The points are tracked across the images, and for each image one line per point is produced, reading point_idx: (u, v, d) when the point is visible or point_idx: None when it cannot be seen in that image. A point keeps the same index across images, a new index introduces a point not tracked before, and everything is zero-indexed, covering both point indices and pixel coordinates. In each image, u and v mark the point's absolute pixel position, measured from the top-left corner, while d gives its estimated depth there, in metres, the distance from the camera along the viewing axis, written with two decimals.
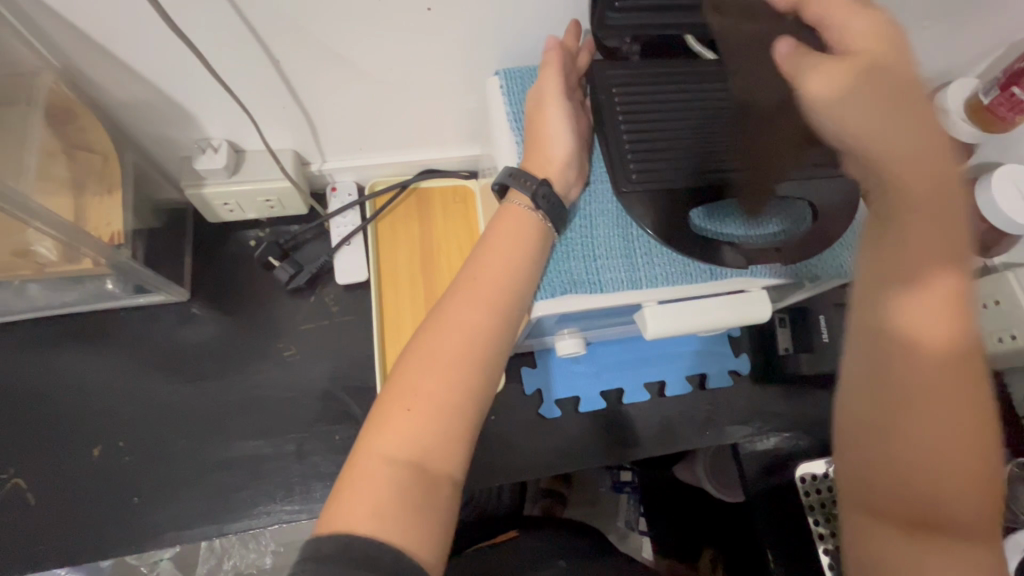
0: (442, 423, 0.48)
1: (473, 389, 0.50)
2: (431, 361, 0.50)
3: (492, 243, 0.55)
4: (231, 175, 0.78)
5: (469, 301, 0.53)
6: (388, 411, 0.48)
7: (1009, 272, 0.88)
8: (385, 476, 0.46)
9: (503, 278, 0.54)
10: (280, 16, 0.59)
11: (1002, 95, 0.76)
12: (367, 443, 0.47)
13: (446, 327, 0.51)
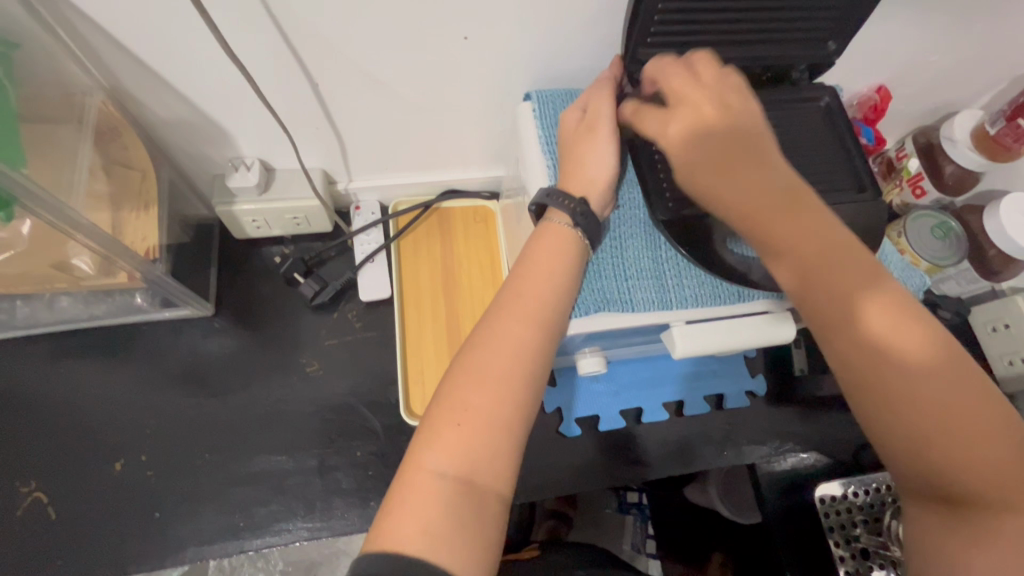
0: (490, 436, 0.49)
1: (518, 402, 0.52)
2: (478, 376, 0.52)
3: (533, 261, 0.58)
4: (262, 192, 0.80)
5: (511, 317, 0.55)
6: (437, 426, 0.50)
7: (1017, 296, 0.91)
8: (436, 490, 0.47)
9: (544, 296, 0.56)
10: (322, 39, 0.61)
11: (1007, 125, 0.80)
12: (417, 457, 0.49)
13: (490, 343, 0.53)
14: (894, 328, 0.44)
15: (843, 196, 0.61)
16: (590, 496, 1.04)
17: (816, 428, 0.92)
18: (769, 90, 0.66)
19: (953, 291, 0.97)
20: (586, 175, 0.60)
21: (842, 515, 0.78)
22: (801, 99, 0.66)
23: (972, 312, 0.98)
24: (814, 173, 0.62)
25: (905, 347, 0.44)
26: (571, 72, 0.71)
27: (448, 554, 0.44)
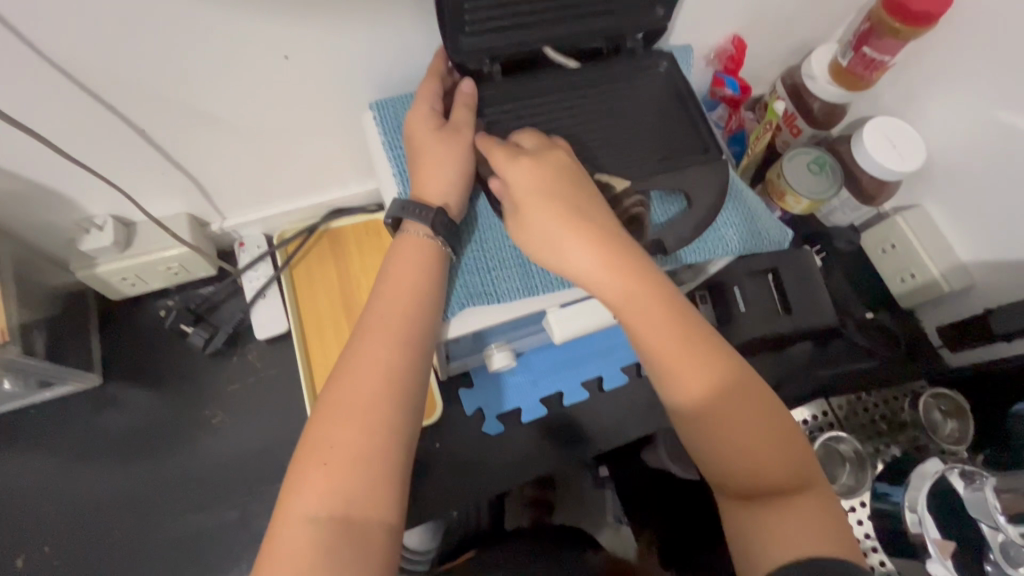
0: (364, 470, 0.48)
1: (392, 428, 0.50)
2: (343, 411, 0.50)
3: (392, 280, 0.55)
4: (123, 250, 0.76)
5: (376, 341, 0.53)
6: (304, 468, 0.48)
7: (896, 217, 0.95)
8: (307, 536, 0.46)
9: (405, 312, 0.54)
10: (128, 84, 0.58)
11: (856, 56, 0.83)
12: (288, 505, 0.47)
13: (354, 373, 0.51)
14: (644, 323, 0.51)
15: (685, 160, 0.60)
16: (566, 476, 1.02)
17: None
18: (605, 64, 0.65)
19: (845, 221, 1.00)
20: (432, 176, 0.57)
21: None
22: (639, 70, 0.65)
23: (864, 236, 1.01)
24: (653, 143, 0.61)
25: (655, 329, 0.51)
26: (411, 72, 0.68)
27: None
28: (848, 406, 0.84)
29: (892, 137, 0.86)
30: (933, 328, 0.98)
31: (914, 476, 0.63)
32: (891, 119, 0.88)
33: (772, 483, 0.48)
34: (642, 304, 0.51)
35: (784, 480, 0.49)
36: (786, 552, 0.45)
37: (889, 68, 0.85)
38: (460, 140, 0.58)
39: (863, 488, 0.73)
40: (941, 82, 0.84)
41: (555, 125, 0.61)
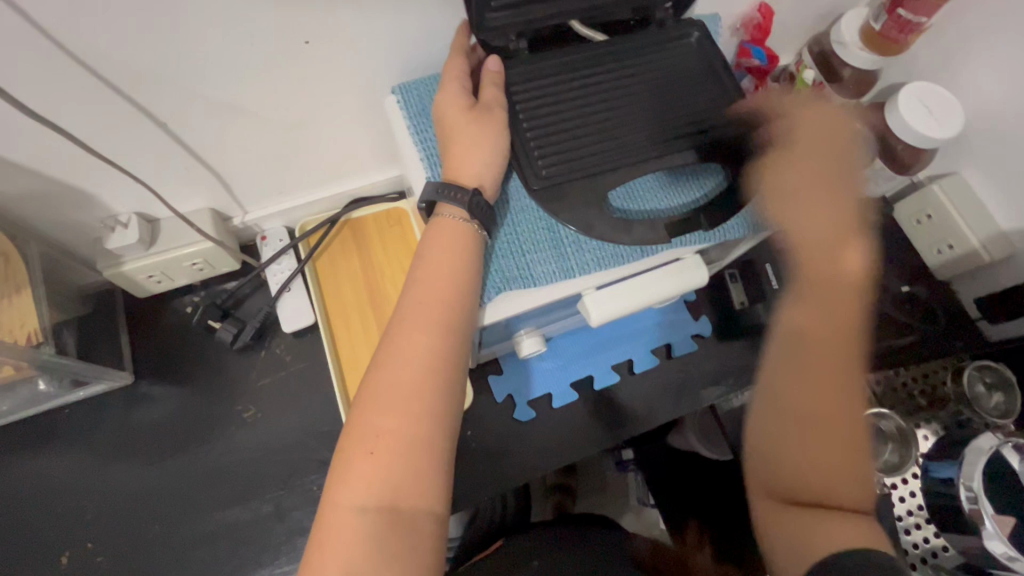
0: (409, 459, 0.48)
1: (436, 416, 0.50)
2: (386, 400, 0.49)
3: (429, 265, 0.54)
4: (148, 247, 0.76)
5: (415, 328, 0.52)
6: (349, 458, 0.48)
7: (931, 186, 0.92)
8: (356, 526, 0.46)
9: (444, 298, 0.53)
10: (150, 76, 0.57)
11: (890, 18, 0.79)
12: (335, 495, 0.47)
13: (396, 361, 0.51)
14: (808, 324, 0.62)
15: (719, 136, 0.59)
16: (589, 462, 1.01)
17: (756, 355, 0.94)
18: (633, 36, 0.62)
19: (876, 193, 0.97)
20: (462, 157, 0.56)
21: None
22: (667, 42, 0.62)
23: (896, 209, 0.98)
24: (687, 117, 0.59)
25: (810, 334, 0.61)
26: (433, 53, 0.66)
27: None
28: None
29: (928, 103, 0.83)
30: (969, 300, 0.95)
31: (968, 452, 0.61)
32: (931, 84, 0.84)
33: (833, 496, 0.56)
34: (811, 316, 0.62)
35: (838, 497, 0.56)
36: (829, 543, 0.52)
37: (925, 29, 0.81)
38: (490, 121, 0.56)
39: (907, 465, 0.72)
40: (982, 43, 0.80)
41: (583, 102, 0.59)
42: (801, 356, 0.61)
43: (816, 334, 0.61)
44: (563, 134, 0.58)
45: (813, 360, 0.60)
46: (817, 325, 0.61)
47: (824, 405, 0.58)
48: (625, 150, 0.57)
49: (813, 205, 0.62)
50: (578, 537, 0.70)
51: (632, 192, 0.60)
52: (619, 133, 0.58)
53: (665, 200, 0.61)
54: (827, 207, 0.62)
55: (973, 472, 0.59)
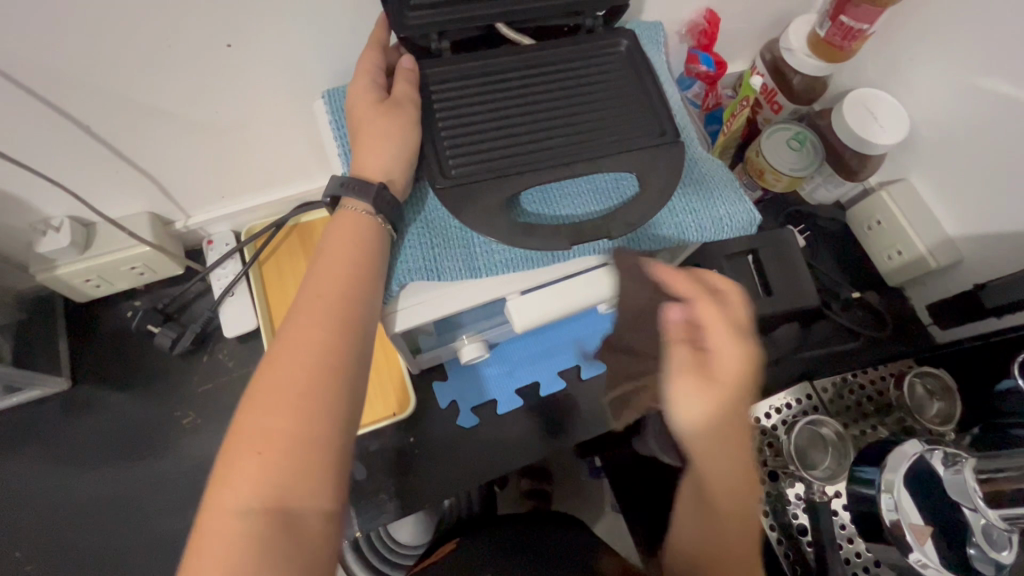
0: (299, 457, 0.45)
1: (331, 412, 0.47)
2: (277, 396, 0.47)
3: (330, 260, 0.53)
4: (83, 251, 0.75)
5: (312, 322, 0.50)
6: (234, 459, 0.45)
7: (882, 191, 0.92)
8: (238, 531, 0.43)
9: (343, 293, 0.52)
10: (63, 78, 0.56)
11: (833, 25, 0.79)
12: (216, 499, 0.44)
13: (288, 356, 0.48)
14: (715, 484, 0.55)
15: (634, 141, 0.57)
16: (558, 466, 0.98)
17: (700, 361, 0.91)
18: (565, 43, 0.62)
19: (830, 198, 0.98)
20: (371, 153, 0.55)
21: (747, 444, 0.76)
22: (597, 51, 0.62)
23: (850, 213, 0.98)
24: (607, 126, 0.58)
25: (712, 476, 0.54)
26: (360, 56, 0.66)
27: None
28: (833, 390, 0.80)
29: (873, 109, 0.83)
30: (922, 306, 0.95)
31: (893, 456, 0.60)
32: (876, 90, 0.85)
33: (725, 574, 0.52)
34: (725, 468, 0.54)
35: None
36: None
37: (869, 36, 0.81)
38: (402, 119, 0.55)
39: (841, 474, 0.73)
40: (928, 49, 0.80)
41: (504, 107, 0.58)
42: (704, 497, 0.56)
43: (725, 483, 0.54)
44: (475, 135, 0.57)
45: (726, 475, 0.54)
46: (721, 478, 0.54)
47: (739, 503, 0.55)
48: (540, 152, 0.56)
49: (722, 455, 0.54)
50: (533, 534, 0.65)
51: (549, 196, 0.60)
52: (533, 138, 0.57)
53: (581, 206, 0.59)
54: (732, 474, 0.54)
55: (895, 477, 0.59)
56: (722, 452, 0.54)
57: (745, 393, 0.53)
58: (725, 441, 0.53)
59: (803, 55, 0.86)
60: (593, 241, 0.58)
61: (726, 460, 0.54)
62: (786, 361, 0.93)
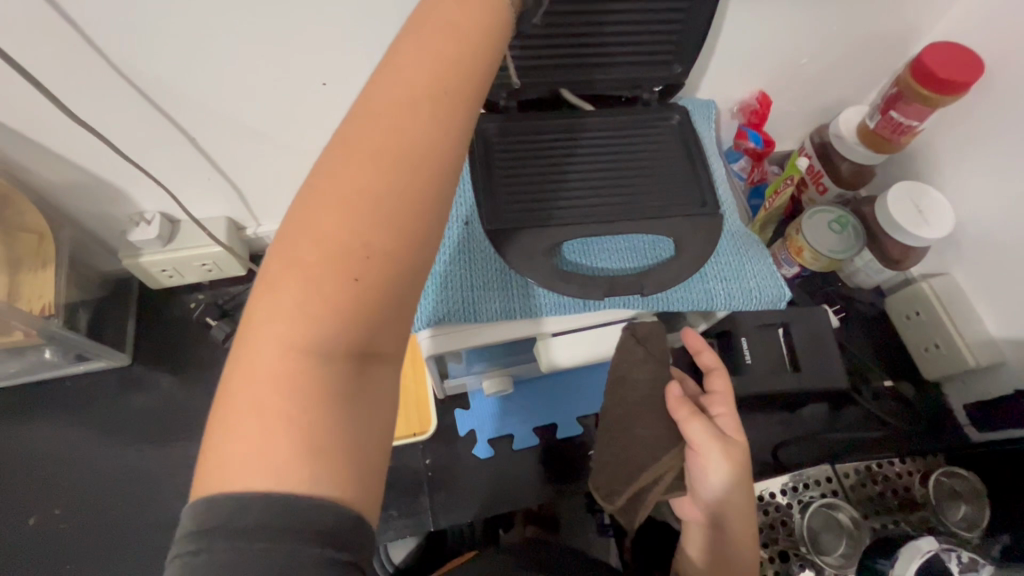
0: (372, 295, 0.29)
1: (414, 249, 0.31)
2: (363, 207, 0.30)
3: (433, 54, 0.33)
4: (166, 244, 0.84)
5: (419, 126, 0.31)
6: (291, 276, 0.29)
7: (923, 283, 0.92)
8: (297, 379, 0.28)
9: (462, 104, 0.33)
10: (183, 95, 0.65)
11: (883, 118, 0.82)
12: (262, 326, 0.28)
13: (382, 161, 0.30)
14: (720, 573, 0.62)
15: (674, 206, 0.61)
16: (569, 517, 0.90)
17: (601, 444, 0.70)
18: (621, 110, 0.68)
19: (869, 284, 0.98)
20: (472, 6, 0.35)
21: (762, 518, 0.76)
22: (651, 119, 0.67)
23: (889, 301, 0.98)
24: (650, 189, 0.62)
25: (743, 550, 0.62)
26: None
27: (312, 514, 0.26)
28: (856, 477, 0.80)
29: (918, 202, 0.84)
30: (959, 405, 0.92)
31: (905, 549, 0.59)
32: (923, 184, 0.86)
33: None
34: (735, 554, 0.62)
35: None
36: None
37: (919, 131, 0.84)
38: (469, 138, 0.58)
39: (851, 564, 0.72)
40: (977, 151, 0.81)
41: (559, 162, 0.64)
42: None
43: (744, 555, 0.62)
44: (528, 184, 0.62)
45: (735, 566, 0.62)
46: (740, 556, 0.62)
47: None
48: (586, 207, 0.60)
49: (741, 498, 0.60)
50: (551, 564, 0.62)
51: (589, 248, 0.64)
52: (581, 191, 0.62)
53: (619, 261, 0.64)
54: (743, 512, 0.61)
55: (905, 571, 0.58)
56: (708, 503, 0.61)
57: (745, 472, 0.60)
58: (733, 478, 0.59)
59: (850, 143, 0.89)
60: (626, 296, 0.60)
61: (744, 519, 0.61)
62: (811, 442, 0.92)
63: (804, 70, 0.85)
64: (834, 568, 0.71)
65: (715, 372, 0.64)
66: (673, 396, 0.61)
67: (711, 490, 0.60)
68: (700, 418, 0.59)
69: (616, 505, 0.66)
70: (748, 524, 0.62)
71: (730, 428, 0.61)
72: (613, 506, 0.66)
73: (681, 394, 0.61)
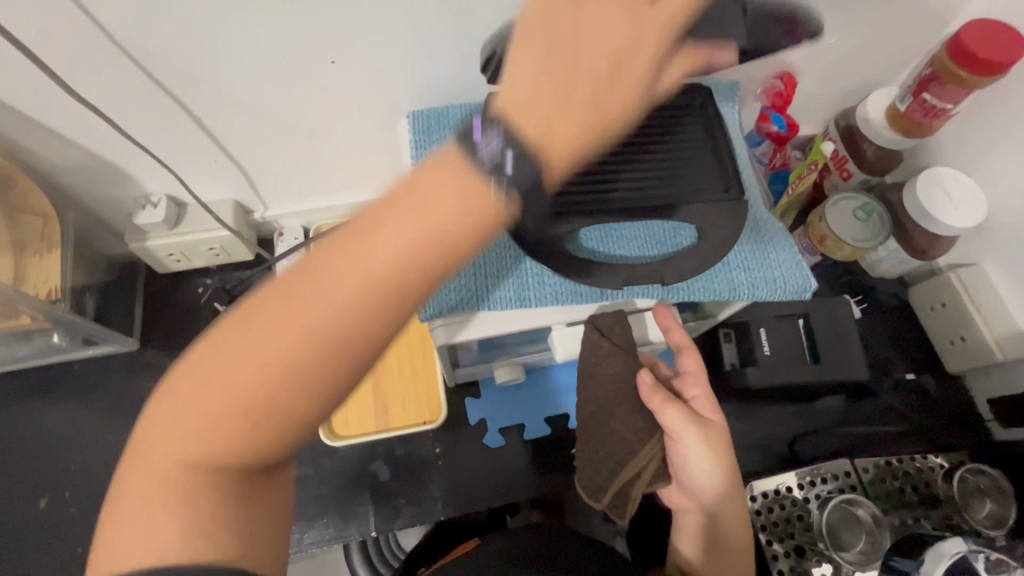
0: (252, 421, 0.32)
1: (318, 397, 0.33)
2: (261, 349, 0.31)
3: (386, 226, 0.31)
4: (172, 227, 0.83)
5: (337, 292, 0.31)
6: (193, 382, 0.32)
7: (951, 273, 0.89)
8: (174, 466, 0.32)
9: (392, 284, 0.31)
10: (188, 74, 0.63)
11: (915, 101, 0.78)
12: (167, 412, 0.33)
13: (292, 314, 0.31)
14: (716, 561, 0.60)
15: (702, 194, 0.57)
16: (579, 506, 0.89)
17: (583, 441, 0.68)
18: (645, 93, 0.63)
19: (892, 274, 0.95)
20: (460, 190, 0.31)
21: (776, 512, 0.74)
22: (677, 106, 0.63)
23: (912, 293, 0.96)
24: (676, 176, 0.58)
25: (734, 531, 0.59)
26: (447, 84, 0.71)
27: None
28: (875, 472, 0.77)
29: (949, 189, 0.81)
30: (983, 399, 0.90)
31: (932, 551, 0.57)
32: (954, 171, 0.82)
33: None
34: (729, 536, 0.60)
35: None
36: None
37: (952, 115, 0.80)
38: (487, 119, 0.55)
39: (872, 562, 0.69)
40: (1014, 136, 0.77)
41: None
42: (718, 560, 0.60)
43: (737, 535, 0.60)
44: None
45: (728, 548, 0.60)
46: (734, 537, 0.60)
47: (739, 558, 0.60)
48: (607, 192, 0.56)
49: (724, 478, 0.58)
50: (560, 553, 0.60)
51: (607, 236, 0.61)
52: (601, 175, 0.57)
53: (638, 249, 0.61)
54: (730, 492, 0.59)
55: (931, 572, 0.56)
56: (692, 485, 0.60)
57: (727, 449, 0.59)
58: (714, 457, 0.57)
59: (878, 128, 0.85)
60: (642, 287, 0.59)
61: (733, 500, 0.59)
62: (827, 435, 0.90)
63: (835, 49, 0.81)
64: (852, 564, 0.69)
65: (685, 352, 0.63)
66: (645, 384, 0.59)
67: (692, 475, 0.58)
68: (672, 401, 0.58)
69: (603, 502, 0.64)
70: (736, 504, 0.59)
71: (706, 410, 0.60)
72: (600, 504, 0.64)
73: (652, 380, 0.59)
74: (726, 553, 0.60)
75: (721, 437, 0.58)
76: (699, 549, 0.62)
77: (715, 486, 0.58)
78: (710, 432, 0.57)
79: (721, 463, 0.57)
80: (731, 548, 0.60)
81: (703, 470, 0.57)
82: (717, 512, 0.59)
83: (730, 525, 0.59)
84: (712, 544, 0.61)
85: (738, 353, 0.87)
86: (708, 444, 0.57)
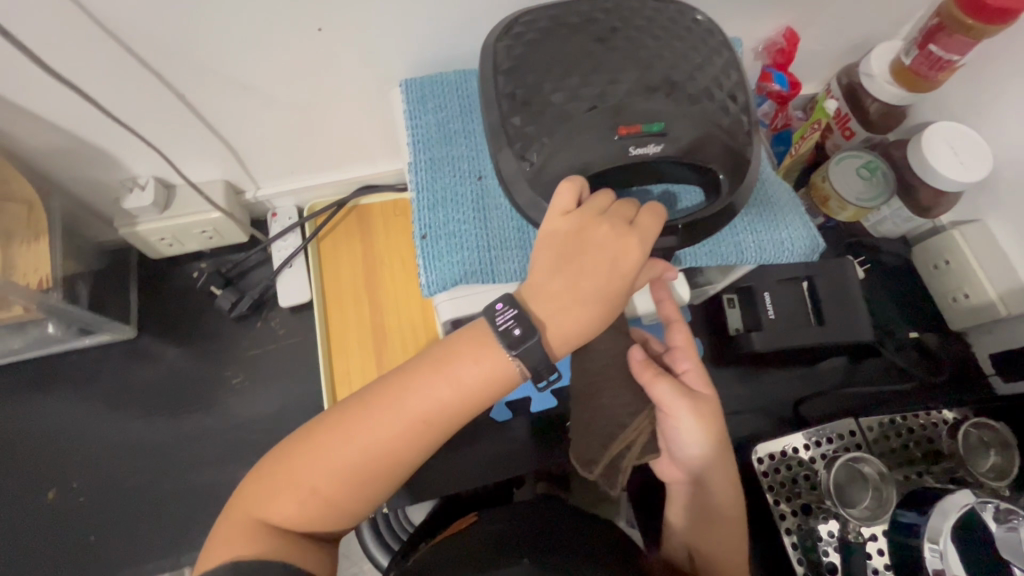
0: (345, 481, 0.47)
1: (395, 470, 0.48)
2: (361, 432, 0.47)
3: (449, 363, 0.48)
4: (163, 210, 0.81)
5: (415, 403, 0.47)
6: (311, 443, 0.48)
7: (954, 230, 0.88)
8: (288, 500, 0.47)
9: (450, 405, 0.48)
10: (168, 47, 0.59)
11: (921, 54, 0.76)
12: (289, 459, 0.48)
13: (385, 413, 0.47)
14: (707, 531, 0.60)
15: None
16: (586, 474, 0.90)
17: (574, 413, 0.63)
18: None
19: (894, 233, 0.94)
20: (496, 355, 0.48)
21: (783, 473, 0.75)
22: None
23: (914, 251, 0.96)
24: None
25: (724, 498, 0.60)
26: (440, 51, 0.68)
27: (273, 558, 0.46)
28: (879, 430, 0.78)
29: (956, 145, 0.79)
30: (984, 354, 0.91)
31: (941, 506, 0.58)
32: (958, 124, 0.81)
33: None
34: (721, 503, 0.60)
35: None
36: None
37: (958, 68, 0.78)
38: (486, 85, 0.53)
39: (881, 515, 0.69)
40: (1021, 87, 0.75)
41: None
42: (711, 527, 0.60)
43: (728, 500, 0.60)
44: None
45: (719, 516, 0.60)
46: (724, 503, 0.60)
47: (730, 524, 0.60)
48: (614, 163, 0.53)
49: (712, 445, 0.58)
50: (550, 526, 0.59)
51: None
52: None
53: None
54: (718, 460, 0.59)
55: (941, 525, 0.57)
56: (683, 456, 0.59)
57: (716, 418, 0.58)
58: (703, 426, 0.57)
59: (882, 84, 0.83)
60: None
61: (722, 467, 0.59)
62: (830, 396, 0.91)
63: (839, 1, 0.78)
64: (858, 518, 0.68)
65: (674, 325, 0.60)
66: (635, 359, 0.58)
67: (681, 444, 0.58)
68: (661, 375, 0.57)
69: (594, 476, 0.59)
70: (726, 470, 0.60)
71: (695, 382, 0.59)
72: (591, 475, 0.57)
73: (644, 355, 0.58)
74: (719, 520, 0.60)
75: (709, 406, 0.58)
76: (690, 518, 0.61)
77: (704, 455, 0.58)
78: (699, 401, 0.57)
79: (709, 430, 0.57)
80: (724, 514, 0.60)
81: (692, 439, 0.57)
82: (711, 480, 0.59)
83: (721, 492, 0.60)
84: (704, 512, 0.60)
85: (742, 318, 0.87)
86: (695, 414, 0.57)
